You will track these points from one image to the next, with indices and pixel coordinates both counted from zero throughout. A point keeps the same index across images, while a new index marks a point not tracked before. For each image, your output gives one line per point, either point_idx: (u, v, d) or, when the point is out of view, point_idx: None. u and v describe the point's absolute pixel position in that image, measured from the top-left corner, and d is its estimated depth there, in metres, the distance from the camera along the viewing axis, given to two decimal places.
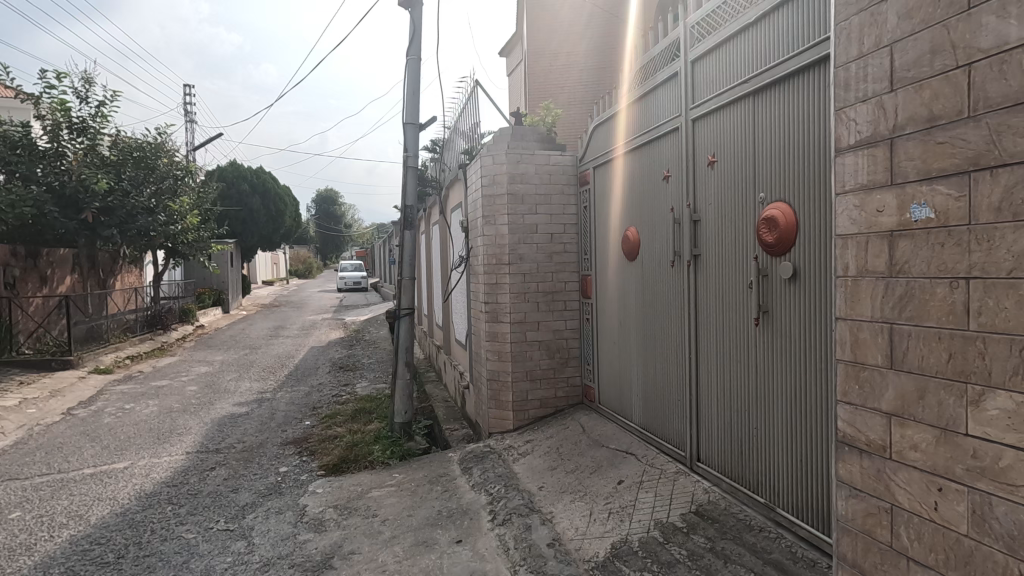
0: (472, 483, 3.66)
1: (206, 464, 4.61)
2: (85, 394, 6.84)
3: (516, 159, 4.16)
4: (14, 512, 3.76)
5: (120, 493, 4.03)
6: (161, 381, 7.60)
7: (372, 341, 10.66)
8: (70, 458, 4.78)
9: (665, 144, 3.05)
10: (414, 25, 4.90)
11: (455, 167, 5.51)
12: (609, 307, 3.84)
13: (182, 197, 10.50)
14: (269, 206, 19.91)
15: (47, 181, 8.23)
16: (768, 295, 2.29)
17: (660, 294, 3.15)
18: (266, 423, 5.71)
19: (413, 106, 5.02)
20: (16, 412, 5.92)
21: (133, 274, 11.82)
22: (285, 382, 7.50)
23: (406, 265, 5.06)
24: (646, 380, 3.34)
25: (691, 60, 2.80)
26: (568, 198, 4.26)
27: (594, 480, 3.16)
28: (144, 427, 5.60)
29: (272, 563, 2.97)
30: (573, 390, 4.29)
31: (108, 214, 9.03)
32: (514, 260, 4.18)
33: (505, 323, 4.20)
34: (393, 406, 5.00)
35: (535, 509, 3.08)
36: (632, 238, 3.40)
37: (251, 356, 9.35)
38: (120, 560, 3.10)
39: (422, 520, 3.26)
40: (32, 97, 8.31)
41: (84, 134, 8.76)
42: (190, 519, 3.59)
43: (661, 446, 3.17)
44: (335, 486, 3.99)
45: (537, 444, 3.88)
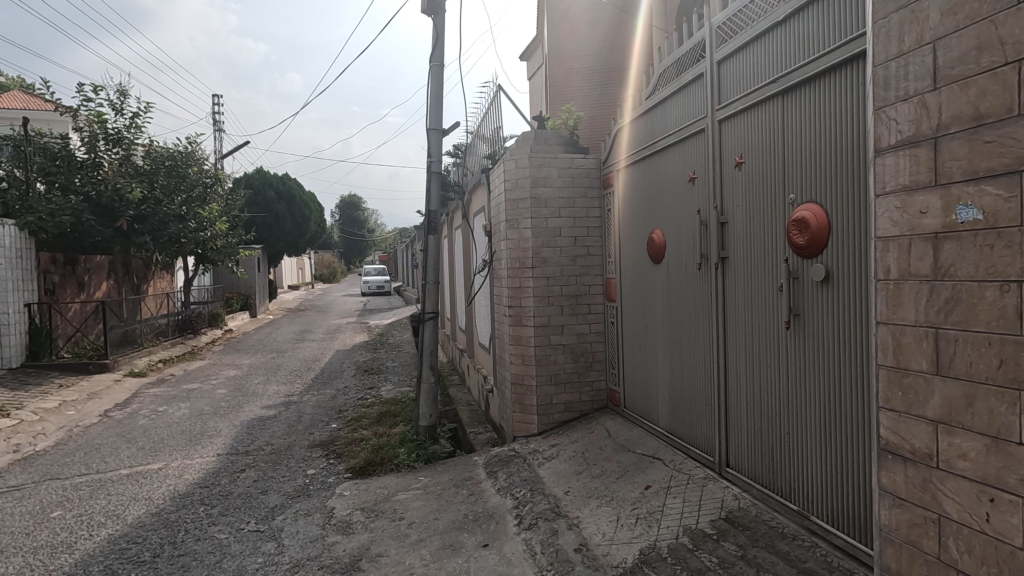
0: (497, 487, 3.66)
1: (237, 466, 4.70)
2: (121, 397, 7.05)
3: (539, 162, 4.16)
4: (56, 510, 3.89)
5: (155, 493, 4.14)
6: (192, 384, 7.79)
7: (396, 344, 10.74)
8: (108, 458, 4.93)
9: (690, 145, 3.03)
10: (437, 32, 4.95)
11: (478, 172, 5.54)
12: (634, 310, 3.80)
13: (212, 204, 10.75)
14: (295, 212, 20.30)
15: (84, 191, 8.53)
16: (799, 297, 2.24)
17: (686, 296, 3.11)
18: (293, 426, 5.80)
19: (436, 112, 5.07)
20: (56, 414, 6.14)
21: (165, 279, 12.16)
22: (312, 385, 7.62)
23: (430, 269, 5.11)
24: (673, 384, 3.29)
25: (717, 61, 2.77)
26: (592, 201, 4.24)
27: (621, 485, 3.13)
28: (176, 429, 5.74)
29: (302, 564, 3.02)
30: (598, 394, 4.26)
31: (141, 221, 9.32)
32: (538, 264, 4.18)
33: (529, 327, 4.20)
34: (417, 410, 5.04)
35: (562, 513, 3.07)
36: (657, 240, 3.37)
37: (278, 359, 9.55)
38: (156, 558, 3.18)
39: (448, 524, 3.27)
40: (70, 110, 8.65)
41: (119, 145, 9.06)
42: (222, 520, 3.67)
43: (689, 451, 3.12)
44: (361, 488, 4.03)
45: (562, 448, 3.86)
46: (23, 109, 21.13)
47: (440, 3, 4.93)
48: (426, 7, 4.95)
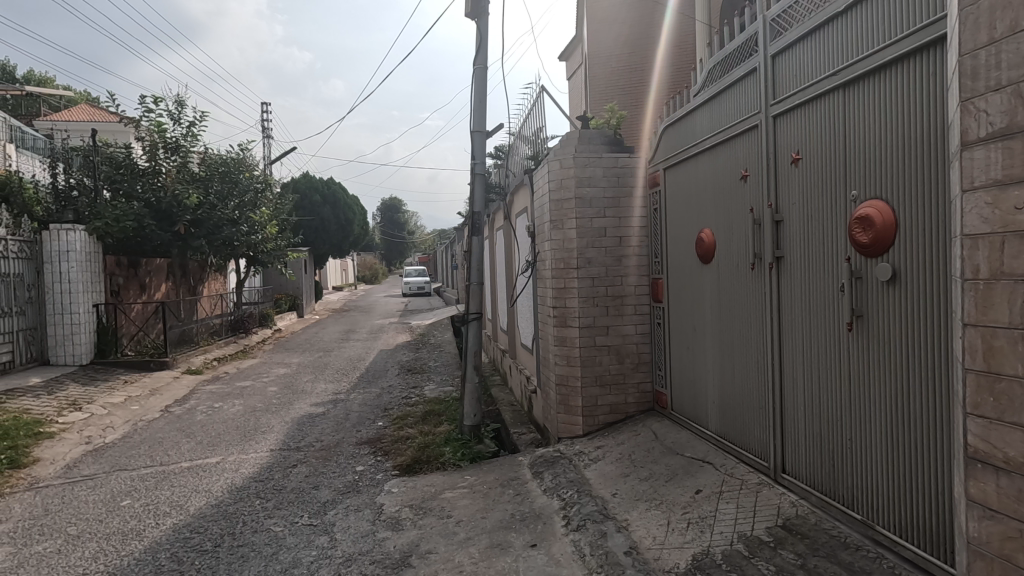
0: (544, 487, 3.66)
1: (289, 461, 4.87)
2: (181, 393, 7.40)
3: (584, 162, 4.14)
4: (125, 499, 4.12)
5: (214, 486, 4.33)
6: (245, 381, 8.10)
7: (437, 344, 10.87)
8: (169, 452, 5.19)
9: (741, 142, 2.95)
10: (481, 35, 4.99)
11: (521, 173, 5.55)
12: (681, 311, 3.73)
13: (263, 208, 11.16)
14: (340, 215, 20.87)
15: (146, 197, 9.01)
16: (863, 298, 2.16)
17: (738, 297, 3.03)
18: (342, 423, 5.96)
19: (480, 114, 5.12)
20: (122, 409, 6.50)
21: (218, 281, 12.70)
22: (358, 384, 7.81)
23: (474, 270, 5.15)
24: (724, 386, 3.21)
25: (771, 55, 2.69)
26: (637, 201, 4.21)
27: (671, 488, 3.08)
28: (232, 425, 5.98)
29: (353, 558, 3.09)
30: (644, 396, 4.21)
31: (198, 226, 9.77)
32: (583, 264, 4.15)
33: (574, 328, 4.17)
34: (462, 409, 5.10)
35: (610, 515, 3.04)
36: (707, 240, 3.30)
37: (325, 358, 9.80)
38: (217, 548, 3.33)
39: (496, 523, 3.29)
40: (133, 120, 9.15)
41: (177, 153, 9.51)
42: (277, 514, 3.80)
43: (741, 456, 3.05)
44: (409, 486, 4.11)
45: (608, 450, 3.82)
46: (90, 120, 22.61)
47: (483, 6, 4.97)
48: (470, 12, 5.00)
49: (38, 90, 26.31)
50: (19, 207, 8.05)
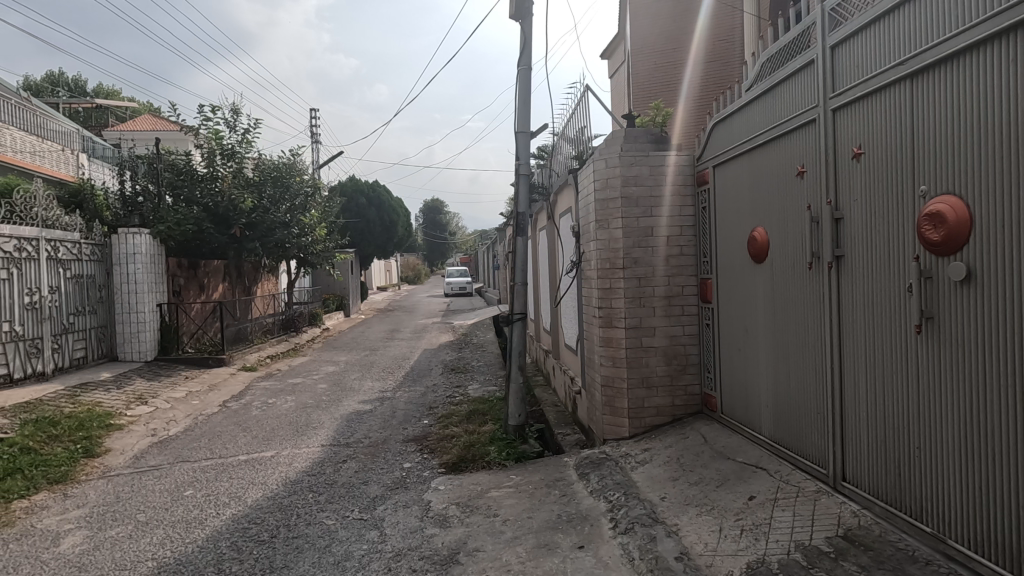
0: (590, 489, 3.63)
1: (339, 456, 5.01)
2: (237, 389, 7.73)
3: (630, 161, 4.08)
4: (188, 489, 4.34)
5: (270, 479, 4.51)
6: (297, 378, 8.40)
7: (480, 344, 10.96)
8: (228, 445, 5.43)
9: (798, 136, 2.85)
10: (525, 35, 5.01)
11: (565, 172, 5.53)
12: (731, 312, 3.64)
13: (312, 211, 11.52)
14: (384, 217, 21.34)
15: (205, 202, 9.47)
16: (933, 299, 2.05)
17: (793, 299, 2.93)
18: (388, 421, 6.09)
19: (524, 114, 5.13)
20: (184, 403, 6.84)
21: (270, 282, 13.21)
22: (403, 382, 7.96)
23: (517, 270, 5.17)
24: (779, 391, 3.11)
25: (830, 46, 2.59)
26: (684, 200, 4.13)
27: (722, 494, 3.00)
28: (285, 420, 6.21)
29: (403, 553, 3.15)
30: (692, 398, 4.13)
31: (252, 229, 10.24)
32: (629, 264, 4.09)
33: (620, 329, 4.12)
34: (507, 409, 5.13)
35: (659, 519, 2.98)
36: (760, 238, 3.20)
37: (371, 357, 10.05)
38: (274, 538, 3.46)
39: (543, 523, 3.29)
40: (192, 129, 9.63)
41: (233, 159, 9.93)
42: (329, 508, 3.91)
43: (797, 463, 2.94)
44: (455, 484, 4.16)
45: (655, 453, 3.76)
46: (153, 129, 23.92)
47: (528, 7, 4.98)
48: (514, 13, 5.02)
49: (106, 102, 28.03)
50: (90, 213, 8.75)
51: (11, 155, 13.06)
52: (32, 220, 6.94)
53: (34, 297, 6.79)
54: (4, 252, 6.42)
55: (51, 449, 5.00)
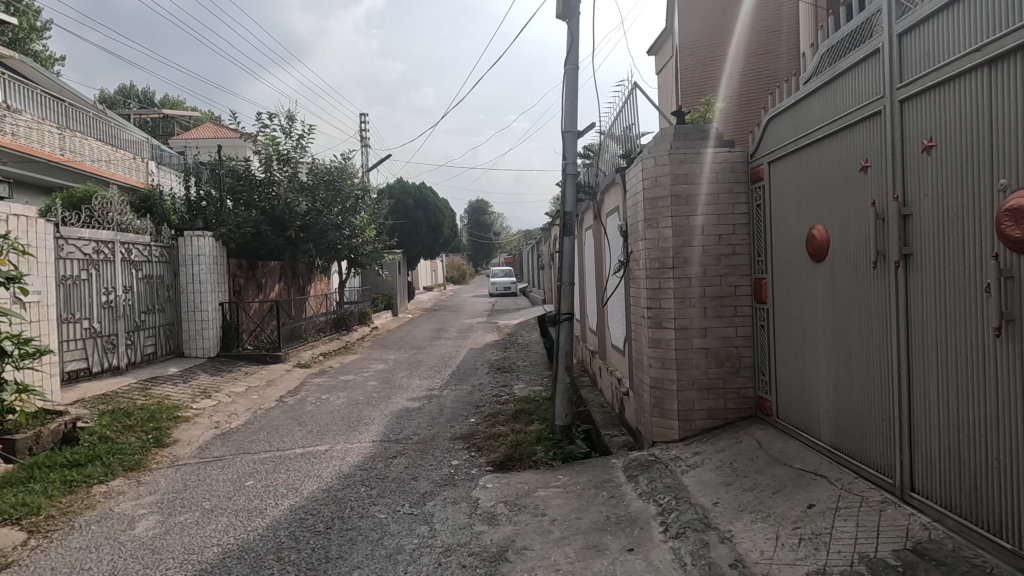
0: (639, 491, 3.59)
1: (390, 452, 5.14)
2: (292, 384, 8.05)
3: (680, 159, 4.00)
4: (249, 480, 4.56)
5: (325, 472, 4.68)
6: (348, 375, 8.66)
7: (526, 344, 11.00)
8: (285, 438, 5.67)
9: (861, 129, 2.72)
10: (572, 34, 4.99)
11: (612, 171, 5.47)
12: (788, 312, 3.51)
13: (362, 213, 11.84)
14: (431, 218, 21.73)
15: (264, 205, 10.01)
16: (1014, 300, 1.92)
17: (855, 299, 2.81)
18: (436, 418, 6.20)
19: (571, 114, 5.11)
20: (244, 398, 7.19)
21: (322, 282, 13.68)
22: (450, 381, 8.08)
23: (564, 270, 5.16)
24: (840, 395, 2.98)
25: (897, 33, 2.47)
26: (737, 198, 4.02)
27: (779, 501, 2.91)
28: (338, 416, 6.41)
29: (453, 549, 3.21)
30: (745, 402, 4.01)
31: (307, 231, 10.67)
32: (679, 264, 4.01)
33: (669, 330, 4.03)
34: (554, 409, 5.13)
35: (712, 525, 2.91)
36: (819, 237, 3.07)
37: (419, 355, 10.24)
38: (329, 529, 3.59)
39: (591, 524, 3.27)
40: (251, 136, 10.11)
41: (288, 164, 10.36)
42: (380, 501, 4.02)
43: (860, 471, 2.81)
44: (502, 482, 4.20)
45: (707, 457, 3.67)
46: (215, 137, 25.25)
47: (575, 6, 4.96)
48: (561, 13, 5.01)
49: (174, 112, 29.81)
50: (159, 216, 9.27)
51: (89, 165, 14.05)
52: (109, 225, 7.42)
53: (110, 296, 7.28)
54: (84, 254, 6.90)
55: (125, 438, 5.35)
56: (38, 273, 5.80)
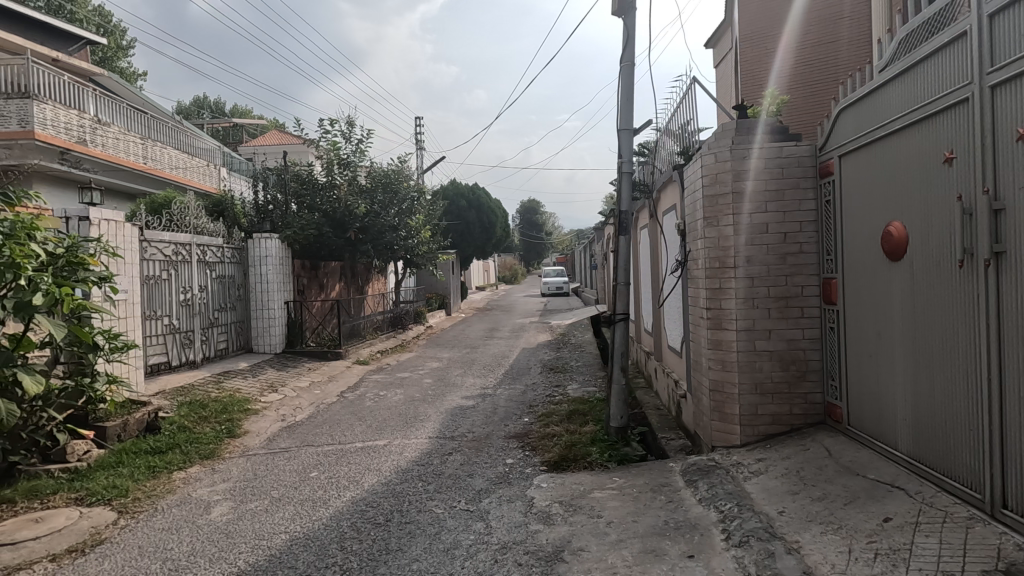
0: (698, 497, 3.49)
1: (445, 448, 5.24)
2: (352, 380, 8.35)
3: (742, 154, 3.87)
4: (314, 471, 4.77)
5: (384, 466, 4.82)
6: (405, 372, 8.89)
7: (578, 344, 10.94)
8: (346, 432, 5.88)
9: (945, 118, 2.54)
10: (629, 30, 4.92)
11: (669, 168, 5.35)
12: (861, 313, 3.32)
13: (418, 214, 12.12)
14: (484, 219, 21.97)
15: (326, 208, 10.44)
16: None
17: (937, 299, 2.63)
18: (490, 417, 6.25)
19: (627, 111, 5.04)
20: (308, 392, 7.51)
21: (380, 281, 14.10)
22: (503, 380, 8.15)
23: (620, 270, 5.09)
24: (920, 402, 2.80)
25: (988, 15, 2.29)
26: (804, 194, 3.85)
27: (851, 513, 2.76)
28: (396, 412, 6.59)
29: (508, 547, 3.23)
30: (812, 408, 3.84)
31: (366, 232, 11.05)
32: (741, 263, 3.87)
33: (730, 331, 3.90)
34: (609, 410, 5.08)
35: (778, 535, 2.79)
36: (896, 234, 2.89)
37: (472, 354, 10.38)
38: (388, 522, 3.70)
39: (648, 528, 3.21)
40: (314, 141, 10.56)
41: (348, 168, 10.76)
42: (437, 497, 4.10)
43: (943, 484, 2.63)
44: (557, 482, 4.19)
45: (771, 464, 3.53)
46: (280, 143, 26.60)
47: (631, 2, 4.89)
48: (617, 9, 4.95)
49: (243, 121, 31.52)
50: (230, 220, 9.88)
51: (168, 172, 15.07)
52: (187, 228, 7.94)
53: (187, 295, 7.77)
54: (165, 255, 7.41)
55: (201, 428, 5.70)
56: (125, 273, 6.27)
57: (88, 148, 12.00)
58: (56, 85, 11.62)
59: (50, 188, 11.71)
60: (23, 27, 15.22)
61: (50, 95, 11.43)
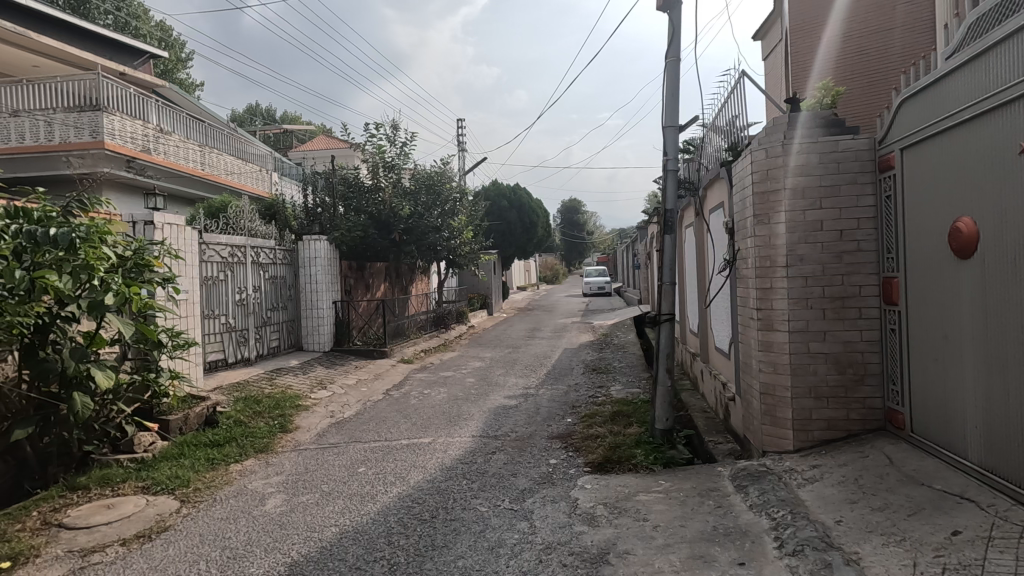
0: (749, 503, 3.39)
1: (489, 447, 5.27)
2: (397, 379, 8.53)
3: (795, 149, 3.73)
4: (362, 467, 4.90)
5: (429, 463, 4.90)
6: (448, 371, 9.02)
7: (621, 345, 10.81)
8: (392, 429, 6.01)
9: (1021, 106, 2.38)
10: (674, 25, 4.83)
11: (716, 165, 5.23)
12: (925, 314, 3.14)
13: (461, 215, 12.24)
14: (525, 218, 22.01)
15: (371, 210, 10.71)
16: None
17: (1013, 299, 2.46)
18: (533, 417, 6.26)
19: (673, 107, 4.95)
20: (355, 390, 7.72)
21: (423, 282, 14.34)
22: (545, 380, 8.14)
23: (665, 270, 5.00)
24: (992, 409, 2.63)
25: None
26: (861, 189, 3.68)
27: (916, 525, 2.62)
28: (439, 410, 6.69)
29: (553, 547, 3.23)
30: (871, 414, 3.66)
31: (410, 234, 11.26)
32: (794, 262, 3.73)
33: (782, 333, 3.77)
34: (654, 412, 5.00)
35: (834, 545, 2.68)
36: (965, 230, 2.73)
37: (514, 354, 10.41)
38: (434, 519, 3.76)
39: (696, 533, 3.14)
40: (360, 146, 10.84)
41: (393, 170, 10.99)
42: (482, 495, 4.14)
43: (1019, 497, 2.46)
44: (601, 484, 4.15)
45: (827, 471, 3.39)
46: (327, 148, 27.45)
47: None
48: (662, 4, 4.87)
49: (292, 127, 32.66)
50: (282, 223, 10.27)
51: (224, 178, 15.79)
52: (242, 231, 8.31)
53: (242, 295, 8.11)
54: (222, 257, 7.76)
55: (256, 422, 5.95)
56: (186, 274, 6.61)
57: (151, 157, 12.72)
58: (123, 97, 12.33)
59: (117, 194, 12.45)
60: (93, 44, 16.26)
61: (118, 107, 12.13)
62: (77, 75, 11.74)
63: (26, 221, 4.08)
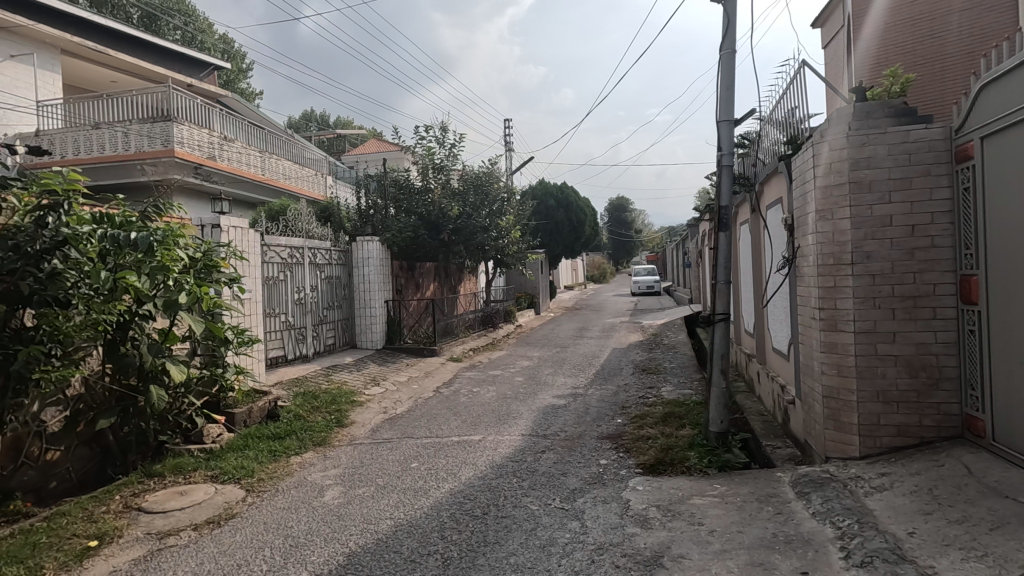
0: (812, 510, 3.26)
1: (538, 446, 5.28)
2: (447, 377, 8.66)
3: (862, 140, 3.55)
4: (415, 462, 5.01)
5: (479, 460, 4.96)
6: (496, 370, 9.10)
7: (672, 345, 10.57)
8: (443, 426, 6.11)
9: None
10: (728, 15, 4.69)
11: (773, 159, 5.05)
12: (1009, 314, 2.92)
13: (508, 214, 12.29)
14: (572, 217, 21.86)
15: (421, 211, 10.93)
16: None
17: None
18: (582, 417, 6.22)
19: (727, 101, 4.81)
20: (407, 387, 7.90)
21: (471, 281, 14.49)
22: (594, 380, 8.07)
23: (720, 268, 4.87)
24: None
25: None
26: (936, 182, 3.46)
27: (1000, 541, 2.46)
28: (489, 408, 6.75)
29: (605, 548, 3.21)
30: (946, 420, 3.45)
31: (459, 234, 11.41)
32: (860, 259, 3.56)
33: (847, 333, 3.60)
34: (708, 414, 4.87)
35: (907, 558, 2.54)
36: None
37: (562, 353, 10.37)
38: (485, 515, 3.80)
39: (755, 540, 3.05)
40: (411, 148, 11.07)
41: (443, 172, 11.17)
42: (532, 493, 4.15)
43: None
44: (654, 486, 4.08)
45: (898, 479, 3.22)
46: (378, 151, 28.22)
47: None
48: None
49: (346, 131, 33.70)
50: (337, 224, 10.63)
51: (283, 181, 16.50)
52: (300, 233, 8.69)
53: (300, 295, 8.44)
54: (282, 258, 8.11)
55: (314, 417, 6.19)
56: (250, 275, 6.96)
57: (216, 163, 13.45)
58: (191, 108, 13.11)
59: (186, 200, 13.21)
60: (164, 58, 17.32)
61: (187, 117, 12.89)
62: (151, 88, 12.62)
63: (110, 225, 4.36)
